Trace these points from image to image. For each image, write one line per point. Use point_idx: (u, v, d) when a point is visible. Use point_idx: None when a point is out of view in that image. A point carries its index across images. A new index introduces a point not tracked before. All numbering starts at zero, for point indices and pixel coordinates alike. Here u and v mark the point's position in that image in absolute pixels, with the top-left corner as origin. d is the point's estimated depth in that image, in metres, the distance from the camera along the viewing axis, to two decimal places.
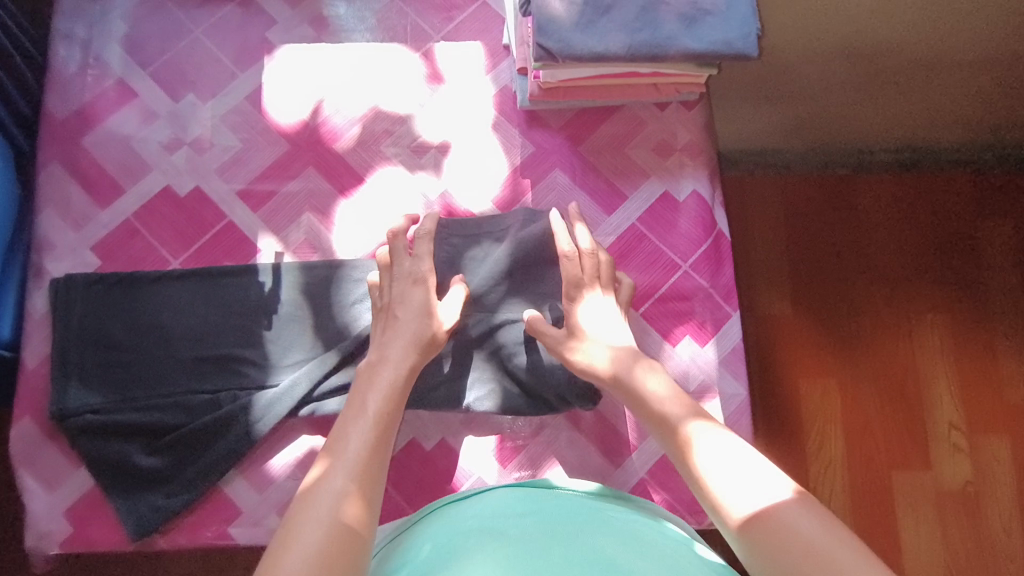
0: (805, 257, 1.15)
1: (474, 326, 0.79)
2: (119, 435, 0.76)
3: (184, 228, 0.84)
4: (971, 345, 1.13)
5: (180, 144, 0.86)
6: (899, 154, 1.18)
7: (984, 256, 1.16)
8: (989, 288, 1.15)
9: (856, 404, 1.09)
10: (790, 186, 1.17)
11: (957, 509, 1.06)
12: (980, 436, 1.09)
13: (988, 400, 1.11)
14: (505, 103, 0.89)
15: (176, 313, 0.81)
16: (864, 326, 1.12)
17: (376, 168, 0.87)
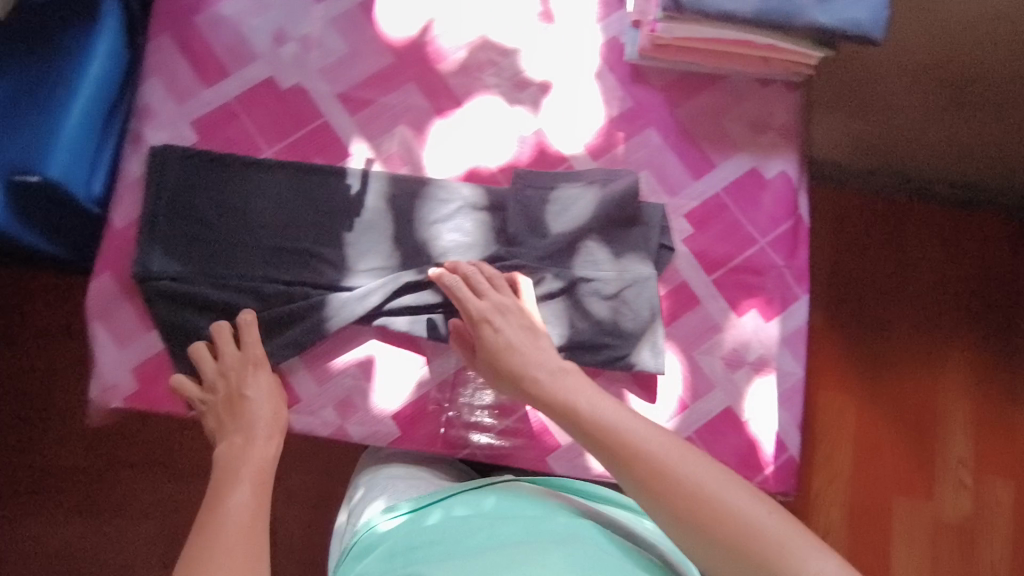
0: (847, 274, 1.17)
1: (551, 284, 0.81)
2: (194, 308, 0.79)
3: (281, 120, 0.85)
4: (993, 389, 1.15)
5: (288, 38, 0.87)
6: (956, 188, 1.17)
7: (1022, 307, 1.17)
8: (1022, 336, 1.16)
9: (871, 426, 1.12)
10: (844, 204, 1.19)
11: (949, 543, 1.10)
12: (986, 476, 1.12)
13: (999, 444, 1.13)
14: (612, 53, 0.89)
15: (263, 202, 0.82)
16: (892, 354, 1.15)
17: (475, 94, 0.87)
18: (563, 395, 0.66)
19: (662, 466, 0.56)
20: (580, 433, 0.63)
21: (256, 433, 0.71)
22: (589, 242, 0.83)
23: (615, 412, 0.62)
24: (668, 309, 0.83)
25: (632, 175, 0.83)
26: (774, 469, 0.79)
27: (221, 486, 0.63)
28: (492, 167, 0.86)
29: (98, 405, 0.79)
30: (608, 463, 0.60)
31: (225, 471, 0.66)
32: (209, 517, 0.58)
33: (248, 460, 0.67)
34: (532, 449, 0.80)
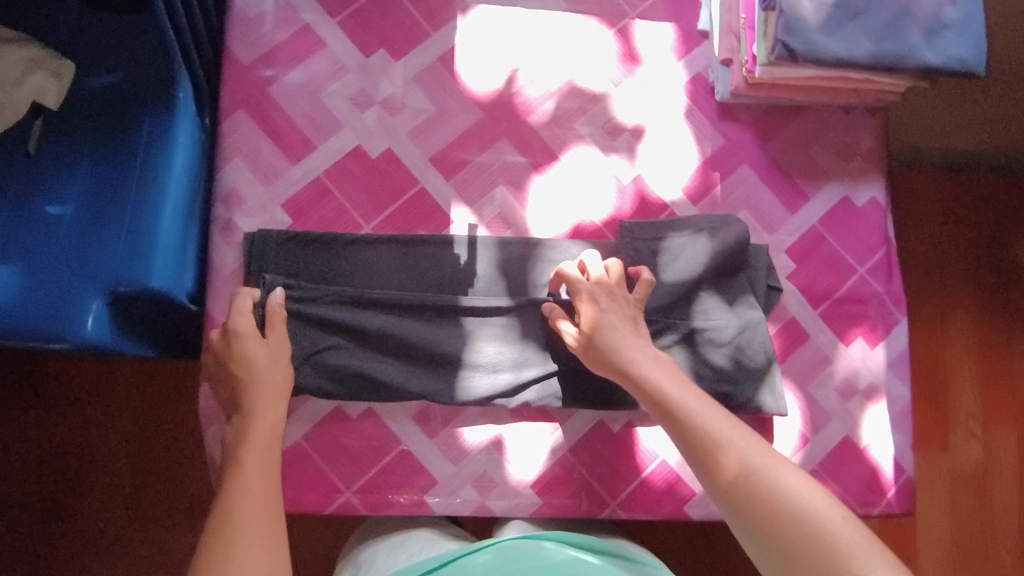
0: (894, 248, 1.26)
1: (671, 342, 0.82)
2: (320, 352, 0.76)
3: (376, 192, 0.81)
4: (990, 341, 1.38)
5: (371, 102, 0.82)
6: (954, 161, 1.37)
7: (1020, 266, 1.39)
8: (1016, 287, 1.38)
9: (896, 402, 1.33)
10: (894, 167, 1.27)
11: (966, 487, 1.32)
12: (993, 423, 1.35)
13: (999, 393, 1.37)
14: (699, 90, 0.88)
15: (372, 277, 0.79)
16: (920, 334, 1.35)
17: (571, 145, 0.85)
18: (705, 429, 0.63)
19: (804, 519, 0.54)
20: (713, 475, 0.61)
21: (254, 404, 0.66)
22: (703, 290, 0.83)
23: (762, 455, 0.59)
24: (781, 347, 0.85)
25: (740, 224, 0.83)
26: (896, 490, 0.84)
27: (233, 464, 0.62)
28: (596, 221, 0.85)
29: None
30: (738, 509, 0.58)
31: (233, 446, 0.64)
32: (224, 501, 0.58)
33: (258, 408, 0.66)
34: (669, 500, 0.82)
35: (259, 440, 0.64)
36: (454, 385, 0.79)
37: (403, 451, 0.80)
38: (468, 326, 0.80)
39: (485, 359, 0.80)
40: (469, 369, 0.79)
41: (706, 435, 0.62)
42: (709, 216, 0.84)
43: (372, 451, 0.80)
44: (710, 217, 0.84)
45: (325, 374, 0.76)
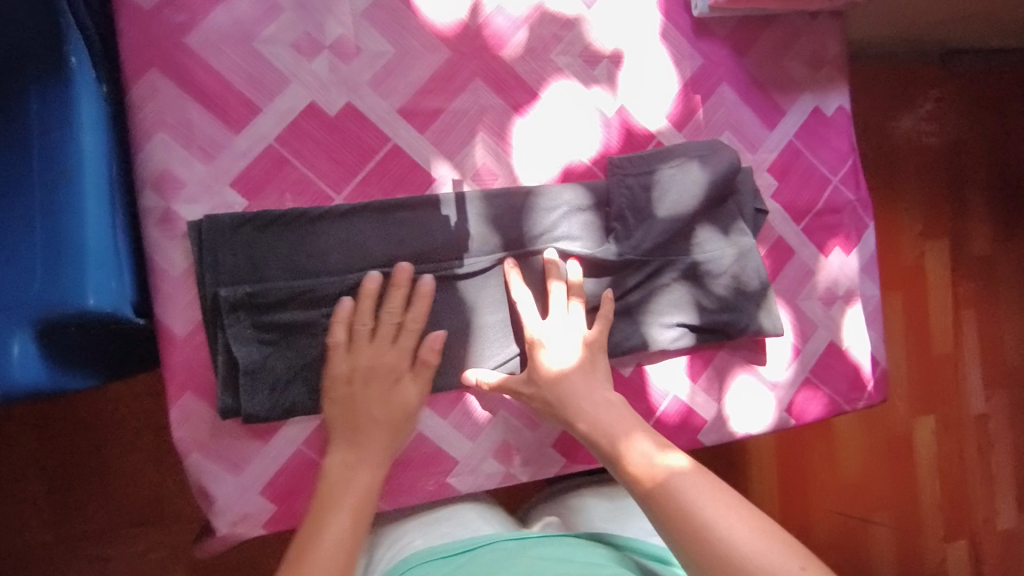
0: None
1: (672, 280, 0.80)
2: (308, 356, 0.67)
3: (342, 156, 0.69)
4: (887, 221, 1.59)
5: (319, 47, 0.68)
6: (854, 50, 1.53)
7: (892, 141, 1.60)
8: (904, 163, 1.61)
9: None
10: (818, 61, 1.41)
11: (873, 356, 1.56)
12: (889, 294, 1.58)
13: (897, 265, 1.59)
14: (673, 6, 0.82)
15: (352, 255, 0.69)
16: None
17: (549, 80, 0.77)
18: (666, 480, 0.63)
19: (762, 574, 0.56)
20: (672, 527, 0.61)
21: (371, 453, 0.66)
22: (697, 224, 0.81)
23: (722, 508, 0.61)
24: (771, 267, 0.86)
25: (729, 149, 0.80)
26: (874, 381, 0.91)
27: (327, 499, 0.63)
28: (586, 161, 0.79)
29: (223, 542, 0.67)
30: (696, 561, 0.59)
31: (337, 479, 0.64)
32: (312, 532, 0.60)
33: (366, 458, 0.66)
34: (684, 432, 0.83)
35: (359, 483, 0.64)
36: (462, 359, 0.73)
37: (417, 437, 0.73)
38: (464, 293, 0.73)
39: (491, 327, 0.74)
40: (475, 339, 0.73)
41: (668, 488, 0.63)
42: (696, 145, 0.81)
43: None
44: (697, 146, 0.81)
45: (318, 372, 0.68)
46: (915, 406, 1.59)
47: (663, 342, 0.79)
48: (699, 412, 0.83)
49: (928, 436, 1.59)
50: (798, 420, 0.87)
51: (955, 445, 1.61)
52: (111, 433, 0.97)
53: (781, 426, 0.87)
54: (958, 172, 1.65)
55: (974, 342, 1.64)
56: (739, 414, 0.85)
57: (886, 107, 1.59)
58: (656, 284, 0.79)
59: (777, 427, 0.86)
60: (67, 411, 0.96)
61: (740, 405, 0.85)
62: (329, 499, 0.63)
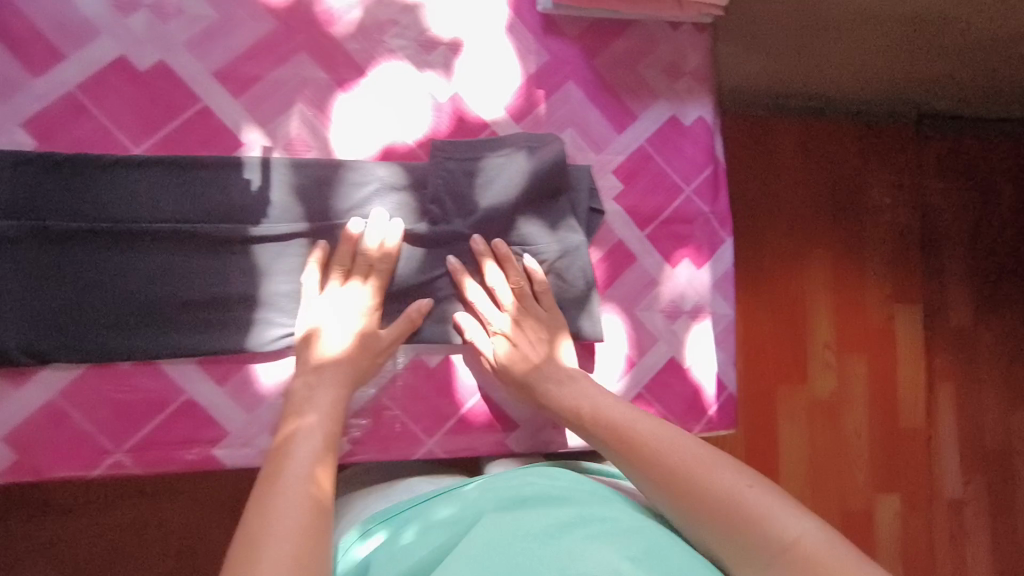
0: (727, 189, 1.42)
1: (489, 277, 0.79)
2: (81, 299, 0.69)
3: (146, 111, 0.70)
4: (848, 279, 1.49)
5: (136, 5, 0.70)
6: (818, 106, 1.45)
7: (862, 199, 1.50)
8: (868, 226, 1.51)
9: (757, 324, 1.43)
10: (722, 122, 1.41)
11: (821, 415, 1.46)
12: (847, 355, 1.48)
13: (857, 326, 1.49)
14: (521, 3, 0.82)
15: (139, 206, 0.70)
16: (766, 261, 1.45)
17: (379, 60, 0.77)
18: (622, 429, 0.68)
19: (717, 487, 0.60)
20: (637, 468, 0.65)
21: (320, 380, 0.70)
22: (522, 219, 0.79)
23: (675, 441, 0.65)
24: (606, 271, 0.84)
25: (558, 142, 0.80)
26: (717, 407, 0.86)
27: (282, 453, 0.63)
28: (410, 142, 0.78)
29: None
30: (664, 490, 0.63)
31: (300, 401, 0.68)
32: (271, 484, 0.59)
33: (332, 382, 0.70)
34: (490, 431, 0.80)
35: (323, 402, 0.68)
36: (245, 326, 0.73)
37: (186, 401, 0.72)
38: (257, 258, 0.73)
39: (281, 296, 0.74)
40: (262, 306, 0.73)
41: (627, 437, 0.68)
42: (525, 137, 0.80)
43: (147, 403, 0.71)
44: (526, 137, 0.80)
45: (91, 318, 0.69)
46: (877, 484, 1.48)
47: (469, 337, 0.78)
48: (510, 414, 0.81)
49: (890, 518, 1.48)
50: None
51: (919, 529, 1.50)
52: None
53: None
54: (935, 241, 1.53)
55: (949, 420, 1.53)
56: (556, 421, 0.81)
57: (851, 159, 1.50)
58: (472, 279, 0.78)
59: None
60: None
61: (554, 413, 0.82)
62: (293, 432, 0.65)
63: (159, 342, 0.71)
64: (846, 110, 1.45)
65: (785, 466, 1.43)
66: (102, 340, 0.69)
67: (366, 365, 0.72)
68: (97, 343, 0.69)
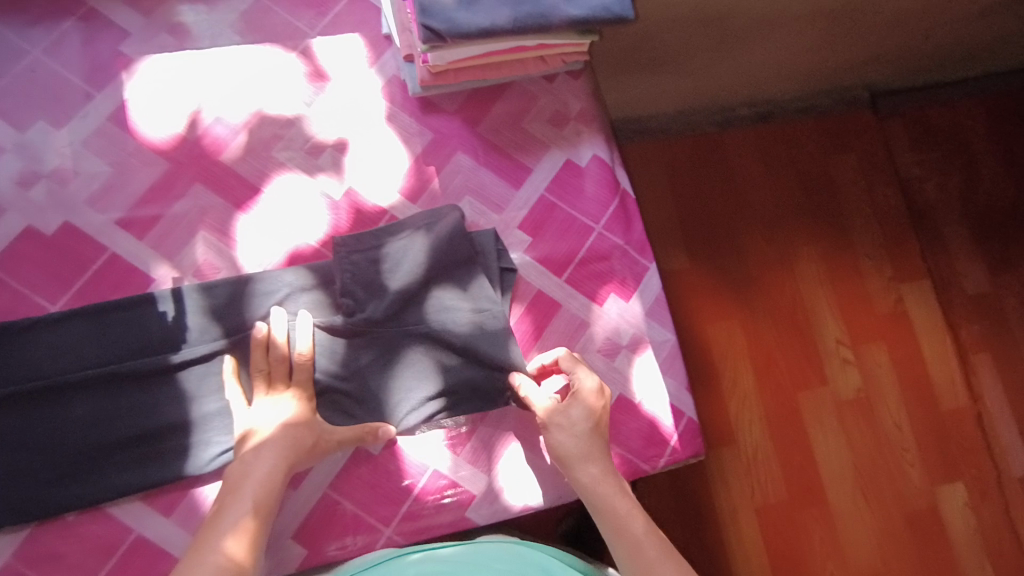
0: (689, 205, 1.38)
1: (413, 362, 0.78)
2: (18, 460, 0.70)
3: (59, 271, 0.75)
4: (843, 269, 1.39)
5: (37, 177, 0.77)
6: (755, 107, 1.45)
7: (835, 185, 1.44)
8: (849, 214, 1.42)
9: (759, 337, 1.33)
10: (665, 148, 1.41)
11: (855, 419, 1.32)
12: (863, 346, 1.36)
13: (864, 317, 1.37)
14: (395, 93, 0.87)
15: (62, 357, 0.72)
16: (752, 267, 1.37)
17: (271, 175, 0.82)
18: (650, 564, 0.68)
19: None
20: None
21: (264, 449, 0.69)
22: (432, 295, 0.80)
23: None
24: (533, 323, 0.83)
25: (455, 212, 0.81)
26: (678, 436, 0.82)
27: (213, 527, 0.65)
28: (314, 243, 0.81)
29: None
30: None
31: (236, 477, 0.68)
32: (194, 562, 0.61)
33: (272, 456, 0.69)
34: (448, 510, 0.77)
35: (256, 479, 0.68)
36: (184, 453, 0.73)
37: (136, 539, 0.71)
38: (183, 385, 0.74)
39: (213, 415, 0.74)
40: (195, 429, 0.74)
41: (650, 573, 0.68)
42: (420, 218, 0.82)
43: (98, 548, 0.70)
44: (421, 217, 0.82)
45: (31, 476, 0.70)
46: (933, 474, 1.31)
47: (404, 423, 0.77)
48: (466, 487, 0.78)
49: (960, 513, 1.29)
50: None
51: (999, 521, 1.30)
52: None
53: (569, 496, 0.79)
54: (924, 210, 1.44)
55: (997, 395, 1.37)
56: (513, 485, 0.79)
57: (812, 150, 1.45)
58: (394, 367, 0.78)
59: (563, 496, 0.79)
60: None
61: (513, 474, 0.79)
62: (222, 508, 0.66)
63: (100, 486, 0.71)
64: (790, 105, 1.46)
65: (827, 485, 1.28)
66: (45, 497, 0.69)
67: (309, 442, 0.71)
68: (40, 500, 0.69)
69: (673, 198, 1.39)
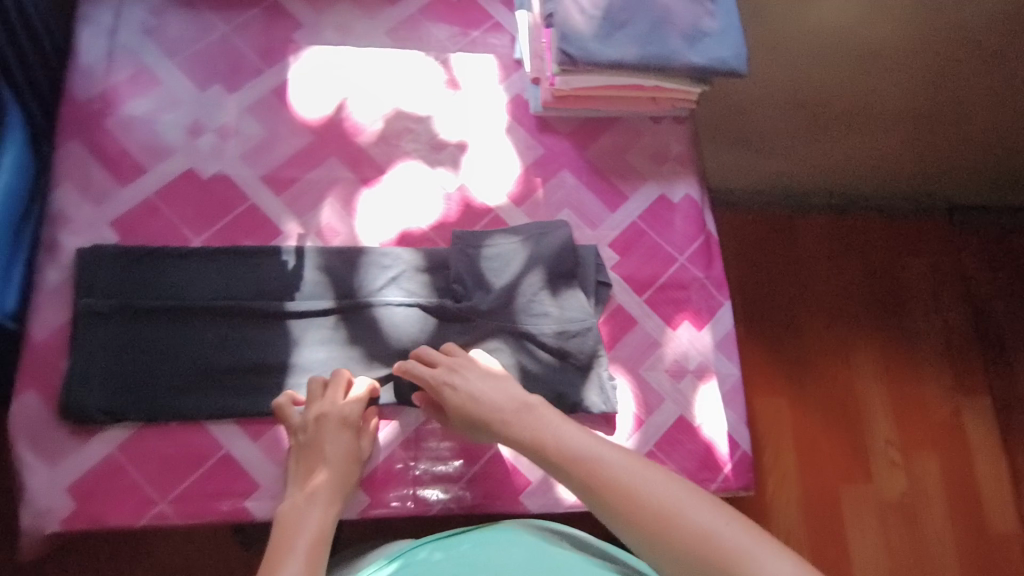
0: (755, 278, 1.41)
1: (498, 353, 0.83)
2: (145, 366, 0.78)
3: (206, 209, 0.86)
4: (901, 371, 1.39)
5: (204, 130, 0.89)
6: (830, 199, 1.48)
7: (903, 285, 1.45)
8: (912, 317, 1.43)
9: (805, 422, 1.32)
10: (738, 223, 1.45)
11: (896, 522, 1.28)
12: (912, 452, 1.33)
13: (916, 421, 1.36)
14: (517, 110, 0.97)
15: (197, 285, 0.81)
16: (807, 353, 1.37)
17: (397, 161, 0.92)
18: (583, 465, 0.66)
19: (695, 529, 0.58)
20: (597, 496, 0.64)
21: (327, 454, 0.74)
22: (524, 297, 0.85)
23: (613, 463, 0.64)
24: (609, 333, 0.88)
25: (565, 228, 0.89)
26: (732, 466, 0.85)
27: (291, 525, 0.68)
28: (424, 226, 0.90)
29: (25, 536, 0.73)
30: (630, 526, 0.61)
31: (289, 525, 0.68)
32: (283, 550, 0.65)
33: (334, 458, 0.74)
34: (505, 491, 0.81)
35: (325, 481, 0.72)
36: (282, 390, 0.80)
37: (225, 456, 0.78)
38: (293, 330, 0.82)
39: (314, 361, 0.82)
40: (297, 371, 0.81)
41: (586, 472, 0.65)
42: (529, 228, 0.89)
43: (191, 458, 0.77)
44: (530, 228, 0.89)
45: (154, 383, 0.78)
46: None
47: None
48: (524, 472, 0.82)
49: None
50: None
51: None
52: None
53: None
54: (990, 323, 1.45)
55: None
56: None
57: (881, 248, 1.48)
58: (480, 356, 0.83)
59: None
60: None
61: None
62: (296, 508, 0.70)
63: (210, 403, 0.78)
64: (866, 204, 1.49)
65: None
66: (162, 403, 0.77)
67: (354, 476, 0.75)
68: (158, 406, 0.77)
69: (741, 269, 1.41)
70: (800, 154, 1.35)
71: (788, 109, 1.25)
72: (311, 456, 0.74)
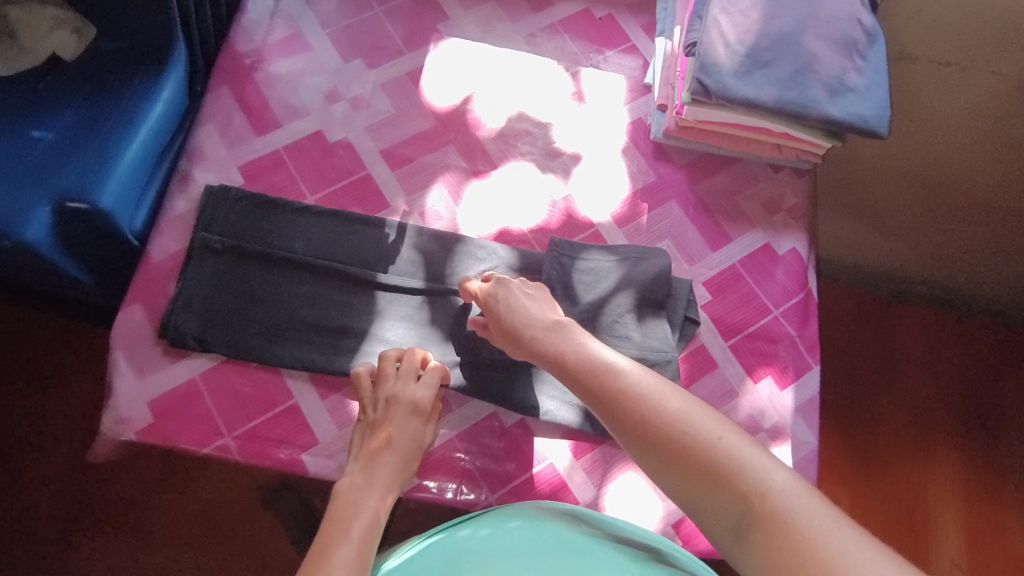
0: (840, 353, 1.34)
1: None
2: (241, 305, 0.82)
3: (325, 171, 0.90)
4: (983, 487, 1.28)
5: (339, 98, 0.94)
6: (936, 293, 1.37)
7: (1003, 395, 1.34)
8: (1006, 432, 1.31)
9: (867, 519, 1.24)
10: (830, 296, 1.39)
11: None
12: None
13: (991, 546, 1.24)
14: (637, 133, 0.97)
15: (303, 240, 0.85)
16: (881, 445, 1.29)
17: (510, 160, 0.93)
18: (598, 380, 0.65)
19: (694, 437, 0.58)
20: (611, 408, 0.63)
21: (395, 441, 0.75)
22: (609, 315, 0.84)
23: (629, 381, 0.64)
24: (686, 371, 0.86)
25: (665, 257, 0.87)
26: None
27: (348, 505, 0.69)
28: (523, 227, 0.90)
29: (102, 436, 0.77)
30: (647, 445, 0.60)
31: (346, 506, 0.69)
32: (338, 530, 0.66)
33: (398, 444, 0.75)
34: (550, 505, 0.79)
35: (385, 466, 0.73)
36: (358, 355, 0.82)
37: (292, 406, 0.80)
38: (381, 301, 0.84)
39: (393, 335, 0.83)
40: (376, 340, 0.83)
41: (602, 388, 0.65)
42: (628, 249, 0.88)
43: (262, 401, 0.80)
44: (629, 249, 0.88)
45: (245, 323, 0.81)
46: None
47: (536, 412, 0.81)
48: (573, 490, 0.80)
49: None
50: (685, 543, 0.78)
51: None
52: (78, 381, 1.11)
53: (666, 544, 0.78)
54: None
55: None
56: (617, 509, 0.79)
57: (984, 352, 1.37)
58: None
59: None
60: (52, 323, 1.14)
61: (620, 498, 0.80)
62: (355, 487, 0.71)
63: (291, 353, 0.81)
64: (978, 305, 1.37)
65: None
66: (248, 344, 0.81)
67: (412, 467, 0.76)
68: (244, 345, 0.81)
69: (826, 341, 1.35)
70: (914, 236, 1.28)
71: (912, 185, 1.19)
72: (376, 433, 0.75)
